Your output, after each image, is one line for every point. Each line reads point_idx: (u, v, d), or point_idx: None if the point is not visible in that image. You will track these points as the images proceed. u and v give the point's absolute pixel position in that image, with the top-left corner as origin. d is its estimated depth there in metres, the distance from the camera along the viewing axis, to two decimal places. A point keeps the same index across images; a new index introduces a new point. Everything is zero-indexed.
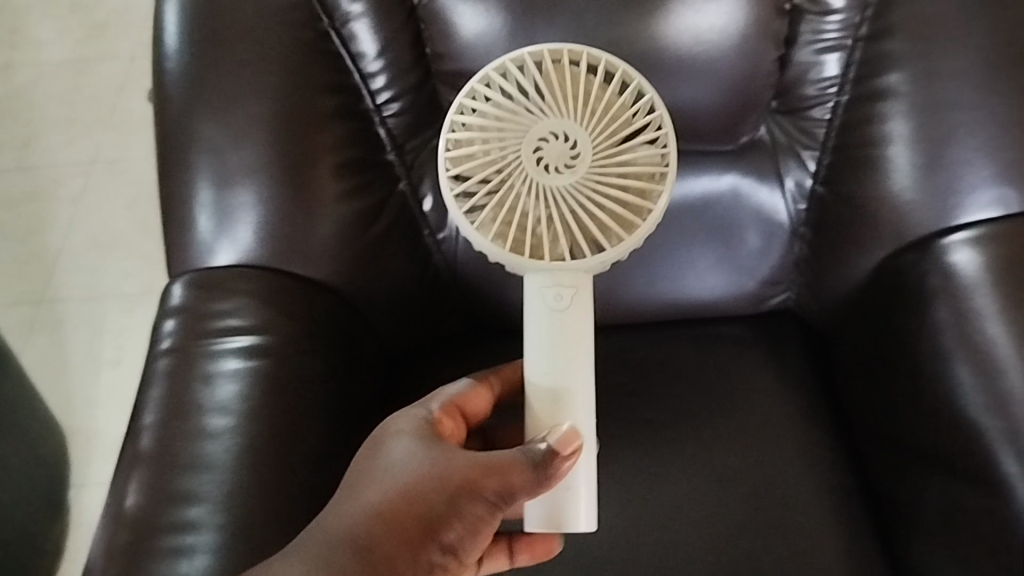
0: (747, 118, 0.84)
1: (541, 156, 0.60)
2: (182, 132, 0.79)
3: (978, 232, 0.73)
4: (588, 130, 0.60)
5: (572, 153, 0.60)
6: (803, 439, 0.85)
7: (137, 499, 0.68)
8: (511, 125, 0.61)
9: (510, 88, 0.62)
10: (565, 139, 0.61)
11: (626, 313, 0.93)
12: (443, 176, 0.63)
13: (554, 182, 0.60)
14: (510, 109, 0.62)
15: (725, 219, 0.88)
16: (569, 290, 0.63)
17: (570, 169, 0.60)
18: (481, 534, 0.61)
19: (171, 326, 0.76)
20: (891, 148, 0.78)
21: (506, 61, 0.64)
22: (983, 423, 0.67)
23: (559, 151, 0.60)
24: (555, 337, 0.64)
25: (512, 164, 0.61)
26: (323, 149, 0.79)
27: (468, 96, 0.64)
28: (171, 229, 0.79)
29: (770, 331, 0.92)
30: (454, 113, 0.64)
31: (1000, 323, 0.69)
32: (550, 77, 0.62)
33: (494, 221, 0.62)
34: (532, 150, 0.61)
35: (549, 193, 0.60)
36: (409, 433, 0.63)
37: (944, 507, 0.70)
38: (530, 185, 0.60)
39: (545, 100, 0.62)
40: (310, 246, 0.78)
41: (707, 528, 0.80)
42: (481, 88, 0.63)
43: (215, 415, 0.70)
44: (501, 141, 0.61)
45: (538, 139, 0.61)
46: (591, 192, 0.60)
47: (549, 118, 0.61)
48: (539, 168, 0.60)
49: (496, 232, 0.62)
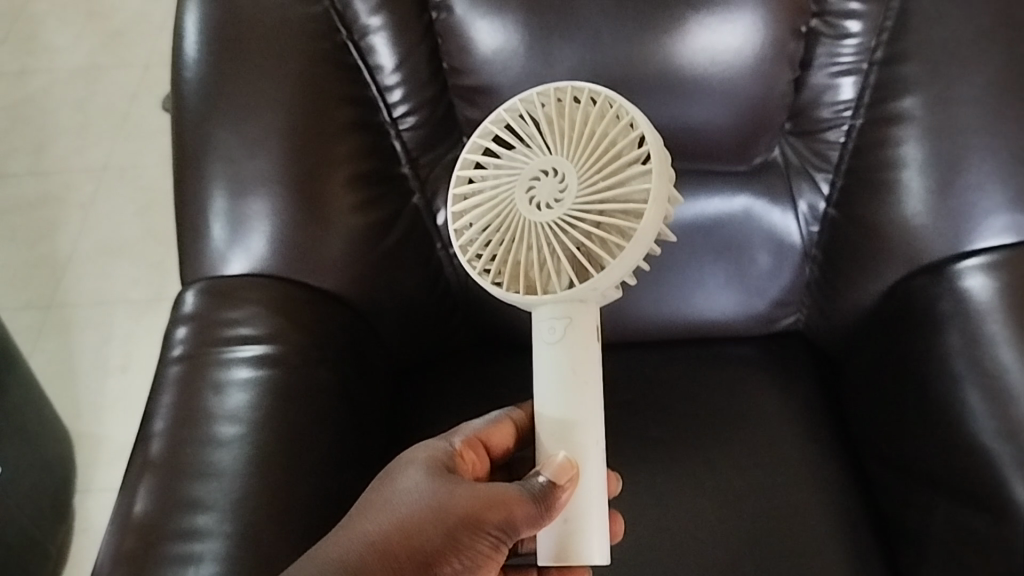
0: (760, 140, 0.84)
1: (534, 193, 0.61)
2: (199, 141, 0.79)
3: (991, 257, 0.73)
4: (575, 162, 0.61)
5: (561, 188, 0.61)
6: (812, 460, 0.84)
7: (145, 504, 0.67)
8: (507, 170, 0.63)
9: (507, 136, 0.64)
10: (556, 175, 0.61)
11: (635, 330, 0.93)
12: (451, 226, 0.65)
13: (541, 218, 0.60)
14: (509, 158, 0.64)
15: (736, 238, 0.88)
16: (562, 322, 0.62)
17: (558, 203, 0.60)
18: (481, 568, 0.61)
19: (183, 332, 0.76)
20: (903, 172, 0.78)
21: (507, 111, 0.66)
22: (994, 448, 0.67)
23: (548, 189, 0.61)
24: (558, 370, 0.64)
25: (508, 205, 0.62)
26: (338, 160, 0.80)
27: (473, 152, 0.67)
28: (185, 235, 0.80)
29: (779, 353, 0.92)
30: (463, 166, 0.67)
31: (1011, 348, 0.69)
32: (545, 121, 0.63)
33: (500, 265, 0.63)
34: (526, 190, 0.62)
35: (539, 228, 0.61)
36: (417, 463, 0.63)
37: (954, 533, 0.70)
38: (524, 224, 0.61)
39: (540, 142, 0.63)
40: (323, 256, 0.78)
41: (715, 548, 0.80)
42: (484, 141, 0.66)
43: (224, 423, 0.70)
44: (499, 186, 0.63)
45: (529, 180, 0.62)
46: (578, 223, 0.60)
47: (539, 159, 0.62)
48: (531, 205, 0.61)
49: (502, 275, 0.63)
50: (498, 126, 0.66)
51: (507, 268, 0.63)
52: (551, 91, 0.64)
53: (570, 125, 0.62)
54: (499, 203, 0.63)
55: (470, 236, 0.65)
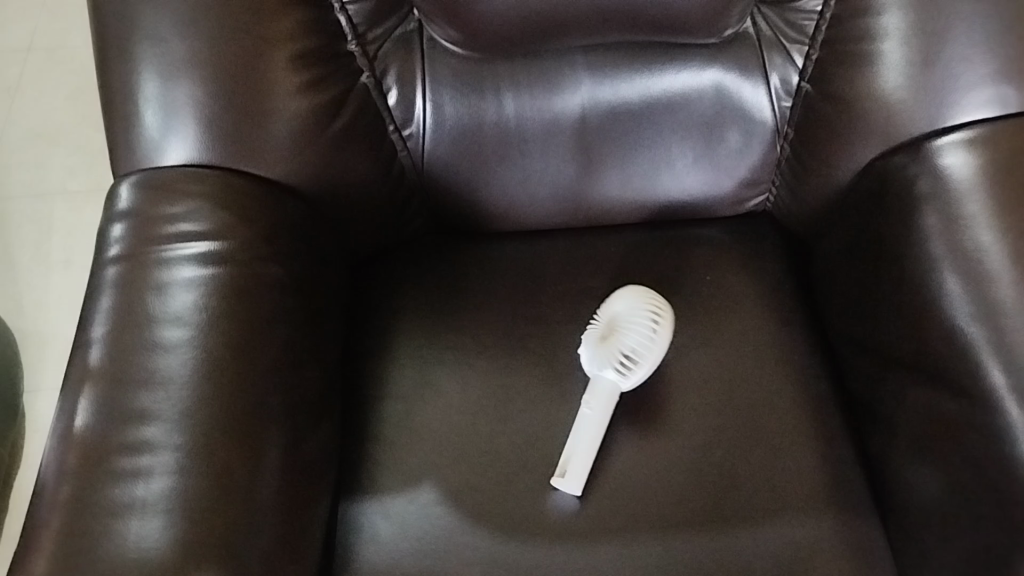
0: (731, 10, 0.78)
1: (635, 345, 0.75)
2: (123, 21, 0.72)
3: (973, 132, 0.71)
4: (600, 341, 0.76)
5: (638, 349, 0.75)
6: (782, 342, 0.82)
7: (88, 418, 0.62)
8: (628, 323, 0.76)
9: (629, 350, 0.75)
10: (647, 333, 0.75)
11: (600, 214, 0.90)
12: (624, 350, 0.75)
13: (620, 349, 0.75)
14: (625, 343, 0.75)
15: (703, 115, 0.84)
16: (655, 312, 0.76)
17: (632, 369, 0.74)
18: None
19: (119, 231, 0.71)
20: (882, 44, 0.74)
21: (619, 344, 0.75)
22: (970, 332, 0.65)
23: (640, 342, 0.75)
24: (571, 447, 0.74)
25: (625, 334, 0.75)
26: (279, 39, 0.73)
27: (630, 344, 0.75)
28: (115, 126, 0.74)
29: (747, 233, 0.89)
30: (638, 345, 0.75)
31: (991, 230, 0.67)
32: (618, 341, 0.75)
33: (621, 351, 0.75)
34: (636, 348, 0.75)
35: (624, 343, 0.75)
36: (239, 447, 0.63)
37: (925, 416, 0.68)
38: (633, 326, 0.76)
39: (626, 347, 0.75)
40: (267, 142, 0.74)
41: (684, 435, 0.76)
42: (641, 340, 0.75)
43: (169, 326, 0.66)
44: (635, 325, 0.76)
45: (628, 320, 0.76)
46: (614, 351, 0.75)
47: (637, 331, 0.75)
48: (632, 352, 0.75)
49: (621, 364, 0.75)
50: (637, 341, 0.75)
51: (623, 359, 0.74)
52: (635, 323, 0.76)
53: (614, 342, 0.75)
54: (616, 338, 0.75)
55: (625, 358, 0.74)
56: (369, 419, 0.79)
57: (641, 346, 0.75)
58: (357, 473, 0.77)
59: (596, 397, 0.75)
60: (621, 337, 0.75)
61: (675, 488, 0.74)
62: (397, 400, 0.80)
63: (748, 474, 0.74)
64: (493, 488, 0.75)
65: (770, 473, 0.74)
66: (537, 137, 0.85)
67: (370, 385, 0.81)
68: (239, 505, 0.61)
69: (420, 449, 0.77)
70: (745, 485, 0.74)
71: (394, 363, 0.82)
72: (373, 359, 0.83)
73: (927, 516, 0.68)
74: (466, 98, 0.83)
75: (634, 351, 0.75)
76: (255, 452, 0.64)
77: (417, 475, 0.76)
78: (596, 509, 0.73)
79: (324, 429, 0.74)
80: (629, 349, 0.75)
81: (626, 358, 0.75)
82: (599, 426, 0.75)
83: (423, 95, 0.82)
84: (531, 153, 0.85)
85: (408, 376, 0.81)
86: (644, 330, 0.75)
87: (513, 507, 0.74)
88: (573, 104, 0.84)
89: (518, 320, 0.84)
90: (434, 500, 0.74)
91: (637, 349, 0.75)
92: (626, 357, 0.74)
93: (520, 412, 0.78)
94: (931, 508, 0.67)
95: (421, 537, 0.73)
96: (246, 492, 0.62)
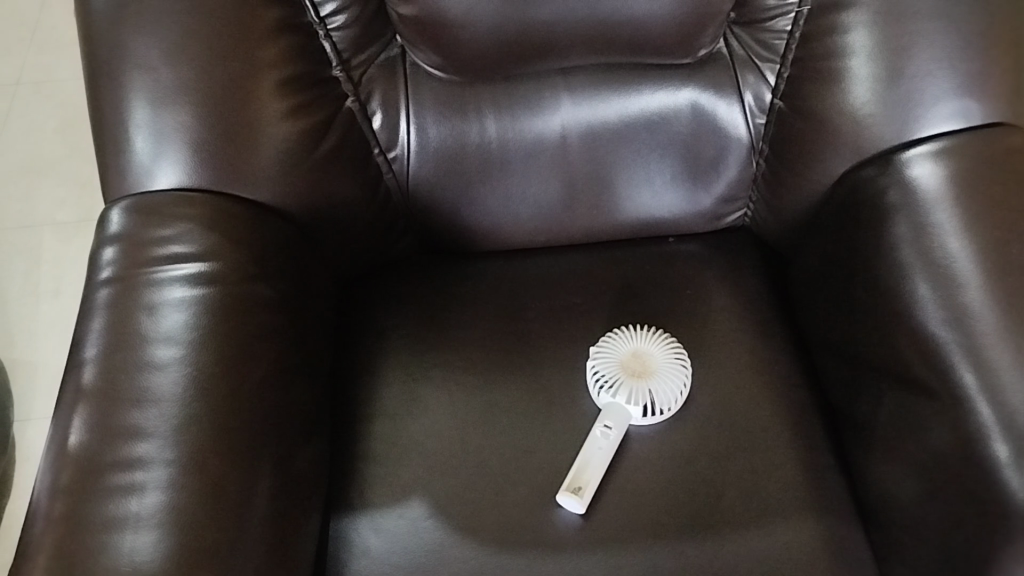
0: (705, 32, 0.81)
1: (664, 396, 0.78)
2: (114, 50, 0.74)
3: (939, 144, 0.73)
4: (628, 376, 0.79)
5: (666, 403, 0.78)
6: (762, 353, 0.83)
7: (82, 435, 0.64)
8: (659, 369, 0.79)
9: (654, 393, 0.78)
10: (680, 390, 0.79)
11: (582, 230, 0.92)
12: (650, 395, 0.78)
13: (647, 391, 0.78)
14: (654, 386, 0.78)
15: (681, 133, 0.86)
16: (685, 369, 0.81)
17: (649, 415, 0.78)
18: None
19: (110, 254, 0.72)
20: (850, 61, 0.76)
21: (648, 386, 0.78)
22: (941, 335, 0.66)
23: (671, 395, 0.78)
24: (582, 464, 0.75)
25: (656, 380, 0.79)
26: (267, 65, 0.75)
27: (658, 390, 0.78)
28: (106, 152, 0.75)
29: (725, 247, 0.92)
30: (664, 394, 0.78)
31: (959, 238, 0.69)
32: (643, 381, 0.79)
33: (647, 394, 0.78)
34: (663, 399, 0.78)
35: (653, 387, 0.78)
36: (230, 462, 0.64)
37: (901, 419, 0.70)
38: (666, 373, 0.79)
39: (651, 390, 0.78)
40: (255, 166, 0.75)
41: (668, 446, 0.78)
42: (670, 392, 0.78)
43: (161, 345, 0.67)
44: (665, 373, 0.79)
45: (664, 367, 0.80)
46: (637, 391, 0.78)
47: (668, 380, 0.79)
48: (658, 399, 0.78)
49: (642, 405, 0.78)
50: (666, 391, 0.78)
51: (644, 400, 0.78)
52: (666, 369, 0.80)
53: (641, 381, 0.79)
54: (645, 378, 0.79)
55: (647, 400, 0.78)
56: (358, 436, 0.81)
57: (667, 399, 0.78)
58: (347, 489, 0.78)
59: (613, 421, 0.77)
60: (649, 379, 0.79)
61: (660, 498, 0.75)
62: (385, 417, 0.81)
63: (732, 482, 0.76)
64: (481, 501, 0.76)
65: (753, 480, 0.76)
66: (519, 157, 0.87)
67: (359, 402, 0.83)
68: (231, 519, 0.62)
69: (409, 464, 0.78)
70: (728, 493, 0.75)
71: (382, 381, 0.84)
72: (361, 377, 0.84)
73: (905, 517, 0.70)
74: (450, 120, 0.85)
75: (659, 399, 0.78)
76: (244, 468, 0.65)
77: (406, 489, 0.77)
78: (581, 518, 0.74)
79: (314, 445, 0.75)
80: (655, 393, 0.78)
81: (648, 400, 0.78)
82: (611, 448, 0.76)
83: (407, 118, 0.84)
84: (514, 172, 0.88)
85: (396, 394, 0.83)
86: (673, 379, 0.79)
87: (501, 519, 0.75)
88: (554, 125, 0.86)
89: (503, 336, 0.85)
90: (424, 514, 0.76)
91: (661, 395, 0.78)
92: (650, 401, 0.78)
93: (507, 426, 0.80)
94: (910, 509, 0.69)
95: (411, 551, 0.74)
96: (237, 507, 0.63)
